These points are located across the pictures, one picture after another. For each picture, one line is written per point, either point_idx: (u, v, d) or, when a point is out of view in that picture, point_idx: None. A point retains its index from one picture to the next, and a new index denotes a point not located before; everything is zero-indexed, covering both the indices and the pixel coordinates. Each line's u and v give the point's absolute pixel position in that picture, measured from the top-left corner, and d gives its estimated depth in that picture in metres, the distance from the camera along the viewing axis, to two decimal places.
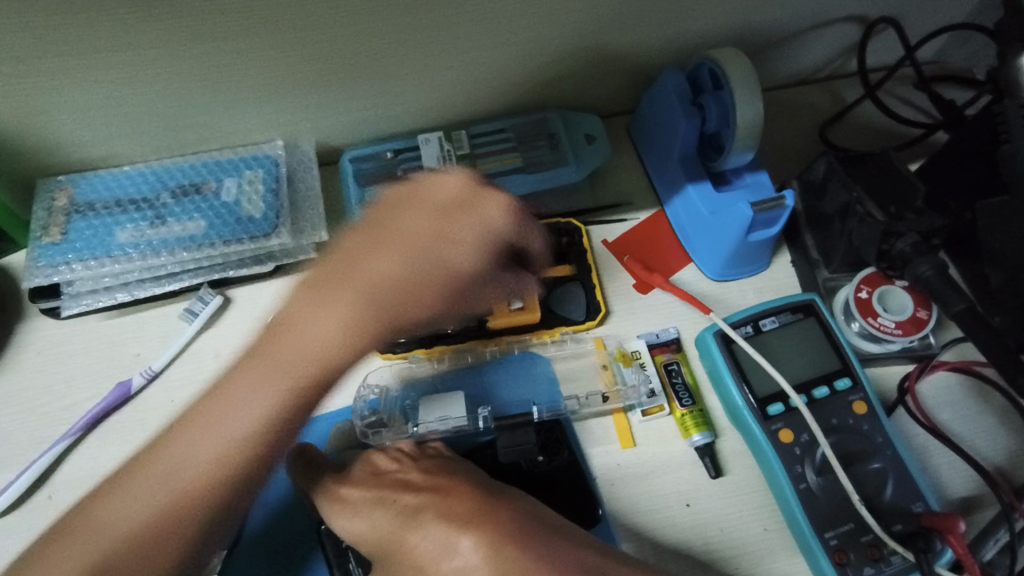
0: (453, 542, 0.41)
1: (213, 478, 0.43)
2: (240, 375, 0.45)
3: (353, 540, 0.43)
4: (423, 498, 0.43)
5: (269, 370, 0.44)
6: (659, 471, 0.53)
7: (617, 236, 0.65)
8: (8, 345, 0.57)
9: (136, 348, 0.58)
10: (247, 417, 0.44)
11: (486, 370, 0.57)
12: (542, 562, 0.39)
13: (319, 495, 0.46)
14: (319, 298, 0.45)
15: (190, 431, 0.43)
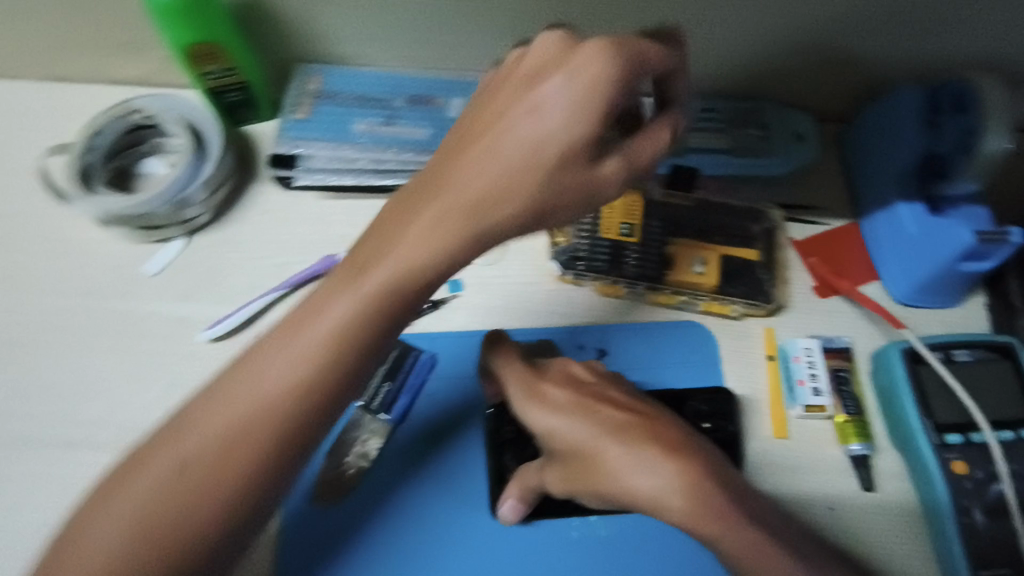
0: (654, 462, 0.44)
1: (251, 437, 0.39)
2: (290, 322, 0.42)
3: (550, 432, 0.48)
4: (623, 418, 0.47)
5: (296, 326, 0.41)
6: (810, 469, 0.54)
7: (806, 236, 0.64)
8: (239, 201, 0.66)
9: (342, 230, 0.64)
10: (270, 364, 0.40)
11: (649, 329, 0.61)
12: (731, 506, 0.44)
13: (522, 384, 0.50)
14: (305, 303, 0.43)
15: (231, 380, 0.40)
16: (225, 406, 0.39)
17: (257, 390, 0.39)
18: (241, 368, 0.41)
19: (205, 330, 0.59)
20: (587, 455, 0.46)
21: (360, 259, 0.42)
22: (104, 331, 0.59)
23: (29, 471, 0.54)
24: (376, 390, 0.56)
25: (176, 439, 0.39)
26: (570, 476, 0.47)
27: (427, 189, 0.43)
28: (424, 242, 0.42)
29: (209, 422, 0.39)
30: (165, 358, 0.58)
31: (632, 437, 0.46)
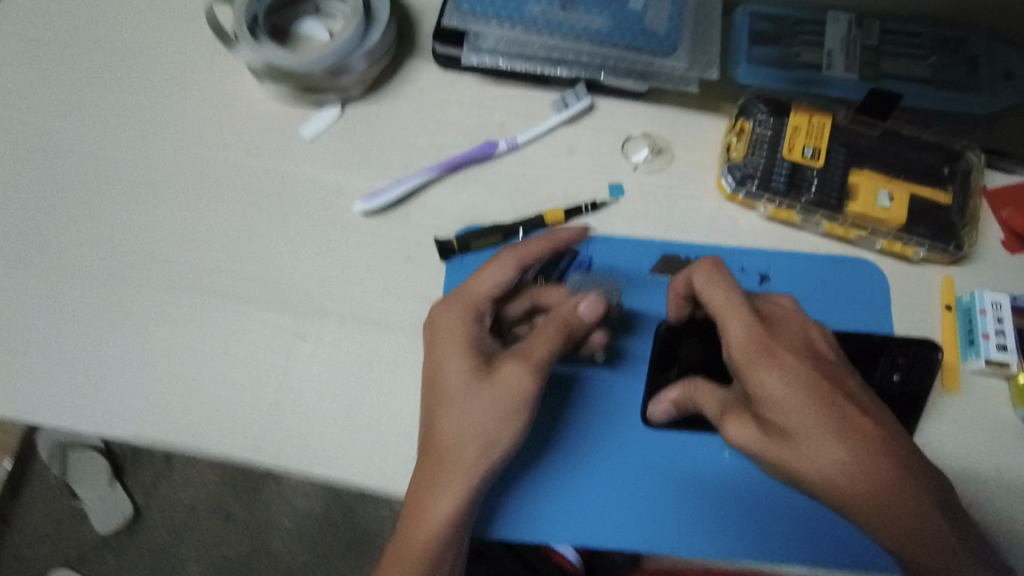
0: (864, 481, 0.40)
1: (488, 436, 0.44)
2: (429, 361, 0.47)
3: (764, 399, 0.43)
4: (861, 423, 0.41)
5: (451, 331, 0.47)
6: (979, 426, 0.52)
7: (1000, 186, 0.58)
8: (395, 74, 0.62)
9: (500, 117, 0.61)
10: (457, 353, 0.46)
11: (818, 260, 0.57)
12: (929, 546, 0.40)
13: (751, 341, 0.44)
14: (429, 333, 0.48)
15: (444, 406, 0.45)
16: (455, 408, 0.45)
17: (473, 375, 0.45)
18: (445, 399, 0.45)
19: (361, 202, 0.57)
20: (804, 441, 0.41)
21: (461, 289, 0.49)
22: (262, 189, 0.58)
23: (191, 315, 0.54)
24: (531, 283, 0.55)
25: (437, 493, 0.44)
26: (770, 445, 0.42)
27: (445, 387, 0.46)
28: (487, 272, 0.49)
29: (439, 441, 0.45)
30: (320, 224, 0.57)
31: (865, 444, 0.41)
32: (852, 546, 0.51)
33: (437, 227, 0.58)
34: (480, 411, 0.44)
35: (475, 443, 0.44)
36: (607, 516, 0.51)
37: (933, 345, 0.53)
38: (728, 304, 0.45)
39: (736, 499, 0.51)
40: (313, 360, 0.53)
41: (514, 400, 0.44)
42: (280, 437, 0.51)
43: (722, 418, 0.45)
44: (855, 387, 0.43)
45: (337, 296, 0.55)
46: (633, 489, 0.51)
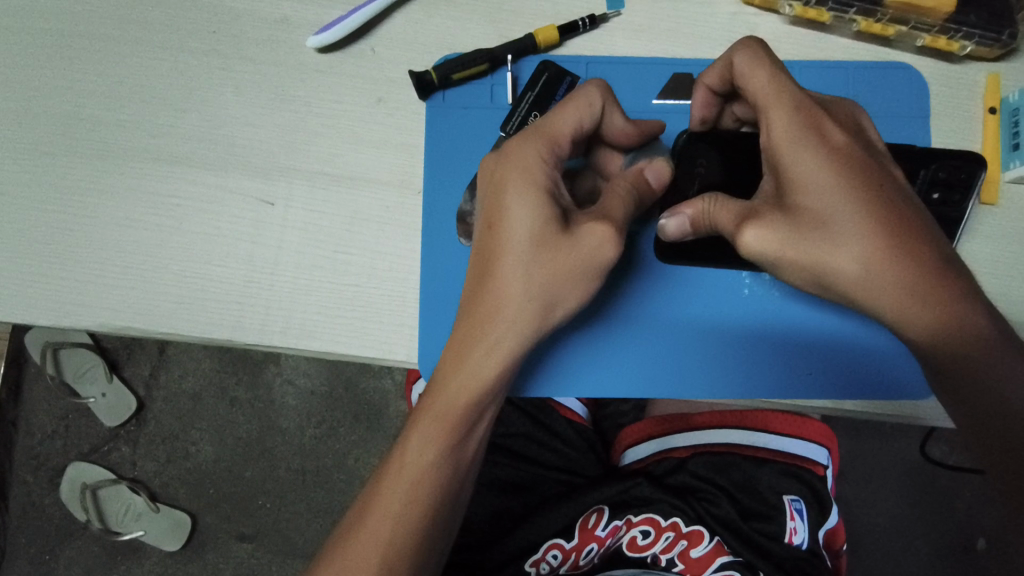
0: (903, 277, 0.37)
1: (555, 302, 0.40)
2: (490, 197, 0.41)
3: (799, 186, 0.38)
4: (900, 212, 0.37)
5: (513, 167, 0.41)
6: (1015, 239, 0.48)
7: None
8: None
9: None
10: (528, 195, 0.40)
11: (850, 69, 0.50)
12: (954, 339, 0.37)
13: (796, 121, 0.39)
14: (493, 166, 0.42)
15: (507, 247, 0.40)
16: (524, 259, 0.40)
17: (545, 221, 0.40)
18: (506, 245, 0.40)
19: (314, 34, 0.48)
20: (839, 231, 0.37)
21: (541, 126, 0.42)
22: (195, 27, 0.49)
23: (139, 184, 0.47)
24: (524, 117, 0.48)
25: (490, 340, 0.40)
26: (799, 239, 0.38)
27: (503, 233, 0.40)
28: (574, 108, 0.42)
29: (499, 283, 0.40)
30: (270, 66, 0.48)
31: (904, 233, 0.37)
32: (876, 376, 0.48)
33: (409, 61, 0.49)
34: (549, 268, 0.40)
35: (538, 303, 0.40)
36: (617, 362, 0.49)
37: (978, 159, 0.46)
38: (775, 86, 0.40)
39: (755, 335, 0.49)
40: (284, 225, 0.47)
41: (590, 262, 0.40)
42: (260, 313, 0.46)
43: (737, 226, 0.40)
44: (895, 175, 0.39)
45: (303, 151, 0.48)
46: (645, 334, 0.49)
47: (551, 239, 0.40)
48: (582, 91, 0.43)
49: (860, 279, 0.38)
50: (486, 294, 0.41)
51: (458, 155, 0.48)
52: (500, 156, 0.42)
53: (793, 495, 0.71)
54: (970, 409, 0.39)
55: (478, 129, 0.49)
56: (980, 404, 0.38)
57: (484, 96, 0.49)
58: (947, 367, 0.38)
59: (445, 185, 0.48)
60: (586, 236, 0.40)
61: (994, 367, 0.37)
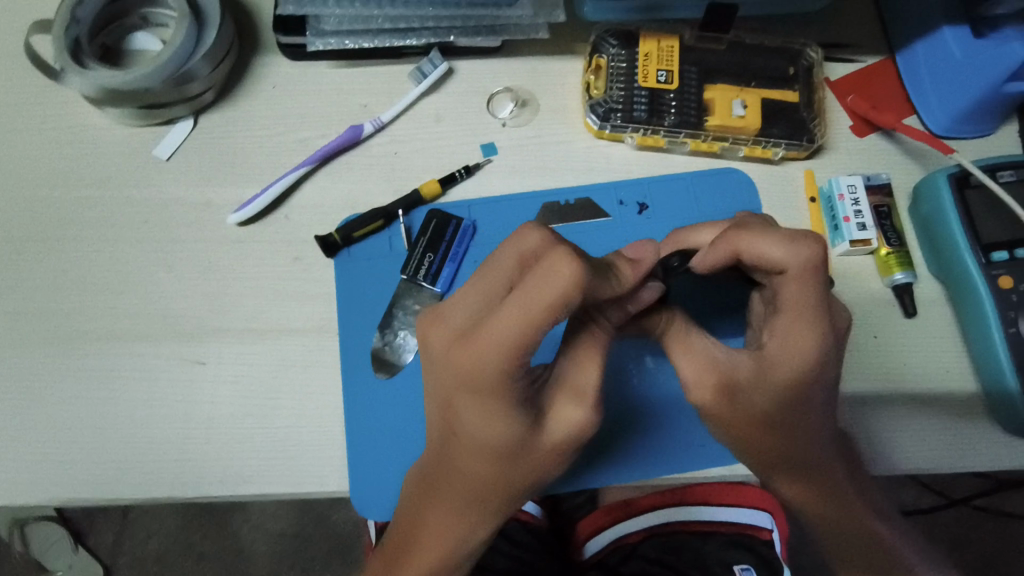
0: (819, 470, 0.50)
1: (529, 485, 0.46)
2: (448, 396, 0.42)
3: (770, 394, 0.45)
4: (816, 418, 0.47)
5: (476, 383, 0.39)
6: (853, 301, 0.55)
7: (841, 77, 0.62)
8: (243, 76, 0.60)
9: (361, 99, 0.60)
10: (493, 404, 0.40)
11: (689, 178, 0.60)
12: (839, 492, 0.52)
13: (819, 358, 0.43)
14: (446, 369, 0.40)
15: (472, 447, 0.44)
16: (491, 460, 0.44)
17: (511, 424, 0.41)
18: (483, 444, 0.43)
19: (234, 212, 0.56)
20: (788, 435, 0.48)
21: (521, 306, 0.36)
22: (128, 220, 0.56)
23: (82, 365, 0.53)
24: (421, 259, 0.56)
25: (480, 519, 0.48)
26: (748, 436, 0.47)
27: (479, 438, 0.42)
28: (555, 293, 0.35)
29: (476, 475, 0.45)
30: (196, 245, 0.56)
31: (818, 416, 0.47)
32: None
33: (318, 222, 0.57)
34: (524, 468, 0.45)
35: (518, 488, 0.46)
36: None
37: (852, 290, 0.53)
38: (799, 310, 0.43)
39: (642, 419, 0.54)
40: (216, 381, 0.52)
41: (564, 451, 0.44)
42: (201, 465, 0.51)
43: (692, 387, 0.46)
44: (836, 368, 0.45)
45: (230, 312, 0.54)
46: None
47: (524, 439, 0.43)
48: (559, 277, 0.35)
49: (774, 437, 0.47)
50: (467, 480, 0.46)
51: (368, 298, 0.55)
52: (462, 357, 0.39)
53: (743, 564, 0.76)
54: (833, 530, 0.54)
55: (383, 273, 0.56)
56: (831, 528, 0.54)
57: (384, 245, 0.57)
58: (819, 513, 0.53)
59: (359, 326, 0.54)
60: (557, 428, 0.43)
61: (847, 507, 0.53)
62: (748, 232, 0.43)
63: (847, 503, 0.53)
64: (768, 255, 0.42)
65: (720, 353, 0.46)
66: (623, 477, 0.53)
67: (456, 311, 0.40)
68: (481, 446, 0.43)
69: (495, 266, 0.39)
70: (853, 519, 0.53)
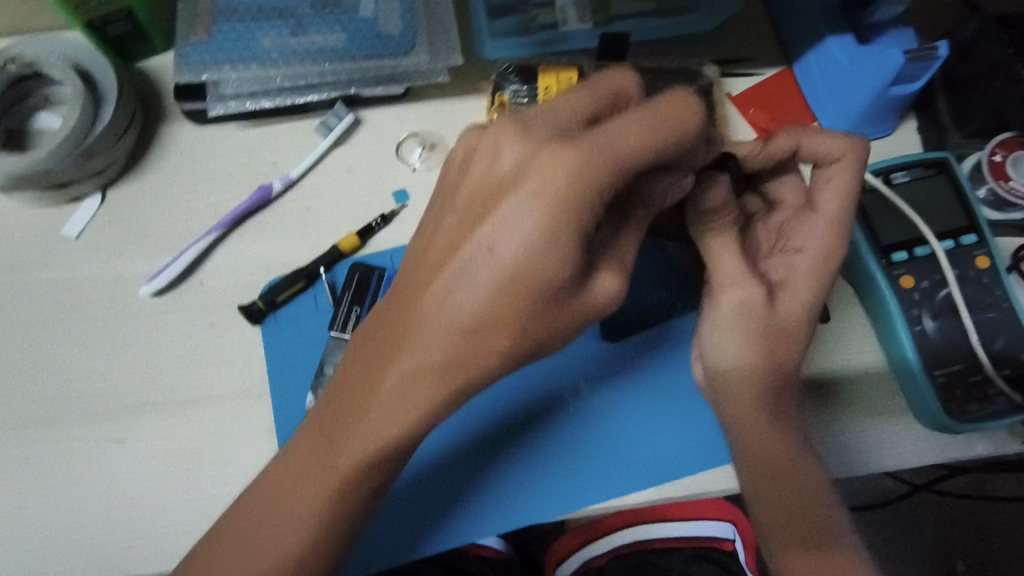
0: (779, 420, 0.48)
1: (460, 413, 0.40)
2: (467, 270, 0.36)
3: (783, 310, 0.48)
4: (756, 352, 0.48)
5: (529, 240, 0.35)
6: None
7: (743, 90, 0.64)
8: (148, 146, 0.60)
9: (270, 157, 0.60)
10: (528, 260, 0.35)
11: None
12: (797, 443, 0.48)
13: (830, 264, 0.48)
14: (476, 226, 0.36)
15: (418, 368, 0.37)
16: (435, 391, 0.38)
17: (526, 305, 0.36)
18: (444, 351, 0.37)
19: (145, 284, 0.56)
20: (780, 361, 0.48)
21: (629, 130, 0.34)
22: (40, 303, 0.56)
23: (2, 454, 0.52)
24: (347, 315, 0.56)
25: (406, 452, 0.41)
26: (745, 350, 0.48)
27: (443, 344, 0.37)
28: (647, 141, 0.34)
29: (420, 397, 0.38)
30: (111, 321, 0.55)
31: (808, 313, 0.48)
32: (698, 453, 0.52)
33: (234, 286, 0.57)
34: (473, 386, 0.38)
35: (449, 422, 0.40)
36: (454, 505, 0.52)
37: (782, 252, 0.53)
38: (839, 213, 0.48)
39: (574, 447, 0.53)
40: (137, 457, 0.52)
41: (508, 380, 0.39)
42: (127, 545, 0.50)
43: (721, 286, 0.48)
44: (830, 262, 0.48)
45: (149, 386, 0.54)
46: (475, 470, 0.52)
47: (488, 350, 0.37)
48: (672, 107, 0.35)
49: (746, 356, 0.48)
50: (411, 397, 0.38)
51: (292, 356, 0.55)
52: (512, 203, 0.35)
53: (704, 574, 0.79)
54: (786, 516, 0.47)
55: (309, 334, 0.56)
56: (774, 488, 0.47)
57: (310, 304, 0.57)
58: (772, 484, 0.47)
59: (283, 387, 0.54)
60: (595, 295, 0.38)
61: (805, 476, 0.47)
62: (817, 135, 0.47)
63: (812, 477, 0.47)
64: (826, 167, 0.48)
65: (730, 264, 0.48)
66: (558, 508, 0.51)
67: (500, 166, 0.36)
68: (436, 350, 0.37)
69: (576, 89, 0.38)
70: (813, 498, 0.46)
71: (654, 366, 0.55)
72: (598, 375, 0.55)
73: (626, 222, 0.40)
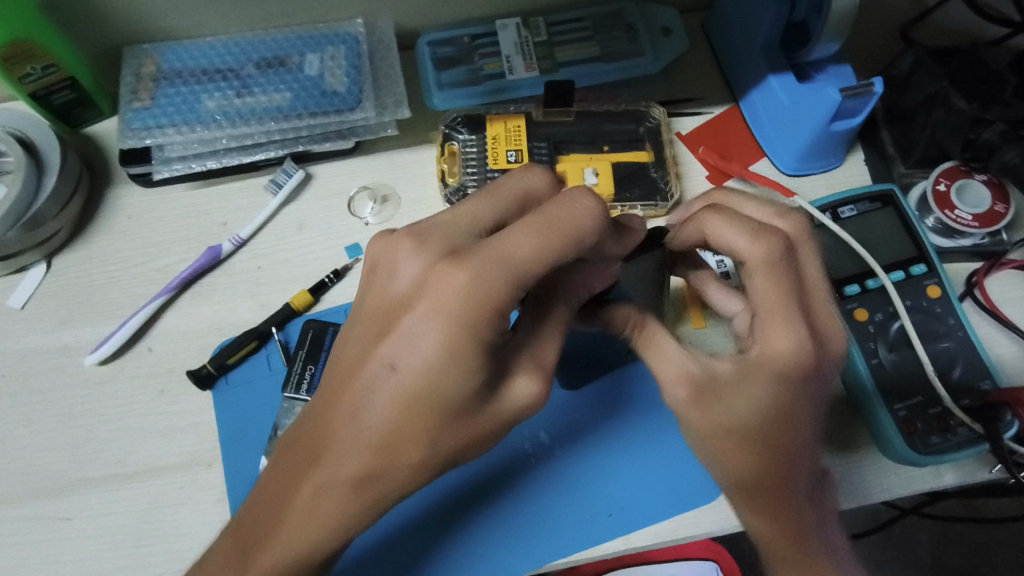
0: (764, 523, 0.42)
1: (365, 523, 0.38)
2: (374, 386, 0.35)
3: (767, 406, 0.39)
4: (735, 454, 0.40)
5: (432, 360, 0.34)
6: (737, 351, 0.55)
7: (691, 128, 0.64)
8: (96, 211, 0.59)
9: (220, 217, 0.60)
10: (435, 378, 0.34)
11: None
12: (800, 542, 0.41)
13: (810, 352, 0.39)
14: (379, 343, 0.36)
15: (327, 484, 0.37)
16: (347, 502, 0.37)
17: (438, 419, 0.35)
18: (351, 462, 0.36)
19: (90, 354, 0.54)
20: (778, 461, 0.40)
21: (509, 247, 0.34)
22: None
23: None
24: (301, 372, 0.54)
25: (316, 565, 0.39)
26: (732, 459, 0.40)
27: (352, 455, 0.36)
28: (541, 253, 0.34)
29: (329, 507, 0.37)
30: (56, 393, 0.54)
31: (804, 382, 0.39)
32: (664, 500, 0.51)
33: (185, 350, 0.55)
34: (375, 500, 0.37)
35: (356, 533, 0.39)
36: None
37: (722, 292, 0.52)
38: (785, 301, 0.39)
39: (536, 501, 0.51)
40: (81, 536, 0.50)
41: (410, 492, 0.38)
42: None
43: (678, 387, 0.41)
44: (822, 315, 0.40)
45: (94, 459, 0.52)
46: (434, 541, 0.50)
47: (388, 468, 0.36)
48: (567, 212, 0.35)
49: (757, 473, 0.40)
50: (319, 506, 0.37)
51: (244, 420, 0.53)
52: (410, 320, 0.35)
53: None
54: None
55: (261, 396, 0.54)
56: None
57: (263, 365, 0.55)
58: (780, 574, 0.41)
59: (235, 453, 0.52)
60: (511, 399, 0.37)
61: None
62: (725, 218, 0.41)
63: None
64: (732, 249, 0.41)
65: (698, 357, 0.42)
66: (522, 567, 0.50)
67: (399, 282, 0.36)
68: (345, 462, 0.36)
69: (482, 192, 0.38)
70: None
71: (613, 413, 0.54)
72: (557, 425, 0.54)
73: (545, 313, 0.39)
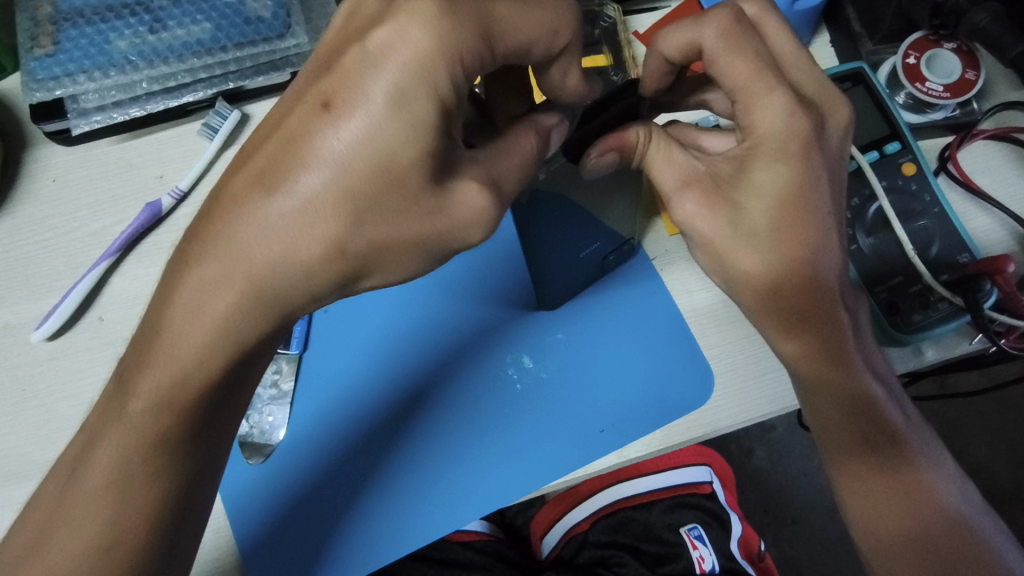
0: (785, 333, 0.41)
1: (242, 324, 0.35)
2: (308, 132, 0.32)
3: (780, 197, 0.37)
4: (761, 258, 0.38)
5: (414, 102, 0.30)
6: None
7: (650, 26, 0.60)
8: (16, 176, 0.55)
9: (156, 170, 0.55)
10: (414, 140, 0.31)
11: None
12: (819, 340, 0.40)
13: (802, 138, 0.37)
14: (318, 82, 0.32)
15: (245, 286, 0.34)
16: (237, 295, 0.34)
17: (411, 198, 0.33)
18: (239, 236, 0.33)
19: (35, 329, 0.51)
20: (794, 260, 0.38)
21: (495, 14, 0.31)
22: None
23: None
24: None
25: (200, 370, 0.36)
26: (737, 246, 0.39)
27: (247, 228, 0.33)
28: (521, 30, 0.32)
29: (210, 293, 0.34)
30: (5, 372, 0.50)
31: (807, 147, 0.37)
32: (655, 401, 0.51)
33: (135, 315, 0.52)
34: (264, 286, 0.34)
35: (244, 333, 0.36)
36: (410, 471, 0.51)
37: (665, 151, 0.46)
38: (761, 74, 0.37)
39: (527, 423, 0.51)
40: None
41: (299, 289, 0.34)
42: None
43: (677, 190, 0.40)
44: (810, 85, 0.39)
45: (57, 438, 0.49)
46: (418, 421, 0.52)
47: (278, 249, 0.33)
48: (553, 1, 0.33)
49: (767, 275, 0.38)
50: (200, 281, 0.34)
51: None
52: (375, 54, 0.31)
53: (690, 523, 0.77)
54: (833, 413, 0.42)
55: None
56: (813, 392, 0.42)
57: None
58: (809, 385, 0.42)
59: None
60: (456, 199, 0.34)
61: (834, 381, 0.41)
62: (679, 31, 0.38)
63: (841, 380, 0.41)
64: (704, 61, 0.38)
65: (700, 159, 0.41)
66: (517, 489, 0.50)
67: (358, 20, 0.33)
68: (234, 238, 0.33)
69: None
70: (857, 392, 0.41)
71: (583, 328, 0.54)
72: (540, 347, 0.53)
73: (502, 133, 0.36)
